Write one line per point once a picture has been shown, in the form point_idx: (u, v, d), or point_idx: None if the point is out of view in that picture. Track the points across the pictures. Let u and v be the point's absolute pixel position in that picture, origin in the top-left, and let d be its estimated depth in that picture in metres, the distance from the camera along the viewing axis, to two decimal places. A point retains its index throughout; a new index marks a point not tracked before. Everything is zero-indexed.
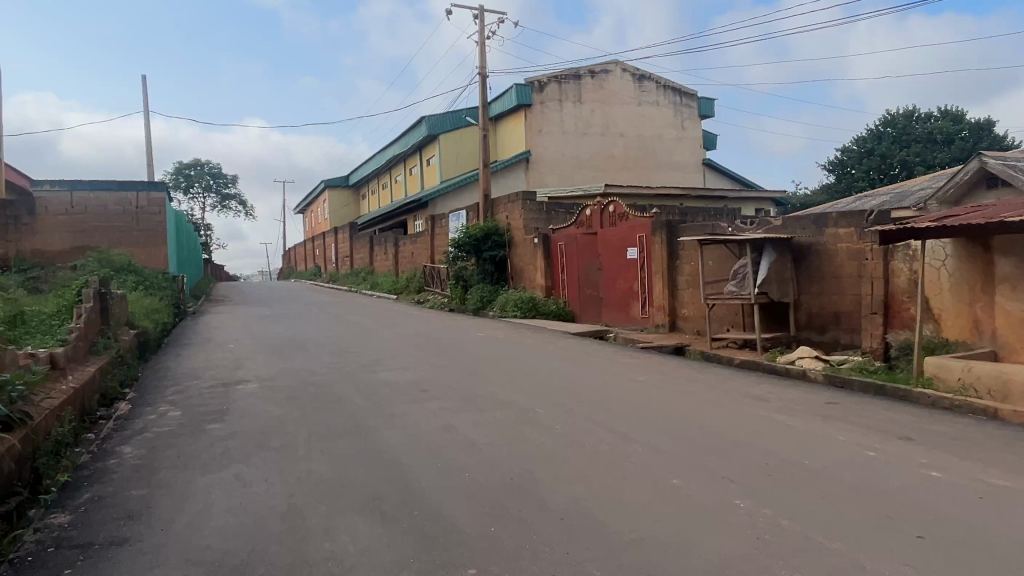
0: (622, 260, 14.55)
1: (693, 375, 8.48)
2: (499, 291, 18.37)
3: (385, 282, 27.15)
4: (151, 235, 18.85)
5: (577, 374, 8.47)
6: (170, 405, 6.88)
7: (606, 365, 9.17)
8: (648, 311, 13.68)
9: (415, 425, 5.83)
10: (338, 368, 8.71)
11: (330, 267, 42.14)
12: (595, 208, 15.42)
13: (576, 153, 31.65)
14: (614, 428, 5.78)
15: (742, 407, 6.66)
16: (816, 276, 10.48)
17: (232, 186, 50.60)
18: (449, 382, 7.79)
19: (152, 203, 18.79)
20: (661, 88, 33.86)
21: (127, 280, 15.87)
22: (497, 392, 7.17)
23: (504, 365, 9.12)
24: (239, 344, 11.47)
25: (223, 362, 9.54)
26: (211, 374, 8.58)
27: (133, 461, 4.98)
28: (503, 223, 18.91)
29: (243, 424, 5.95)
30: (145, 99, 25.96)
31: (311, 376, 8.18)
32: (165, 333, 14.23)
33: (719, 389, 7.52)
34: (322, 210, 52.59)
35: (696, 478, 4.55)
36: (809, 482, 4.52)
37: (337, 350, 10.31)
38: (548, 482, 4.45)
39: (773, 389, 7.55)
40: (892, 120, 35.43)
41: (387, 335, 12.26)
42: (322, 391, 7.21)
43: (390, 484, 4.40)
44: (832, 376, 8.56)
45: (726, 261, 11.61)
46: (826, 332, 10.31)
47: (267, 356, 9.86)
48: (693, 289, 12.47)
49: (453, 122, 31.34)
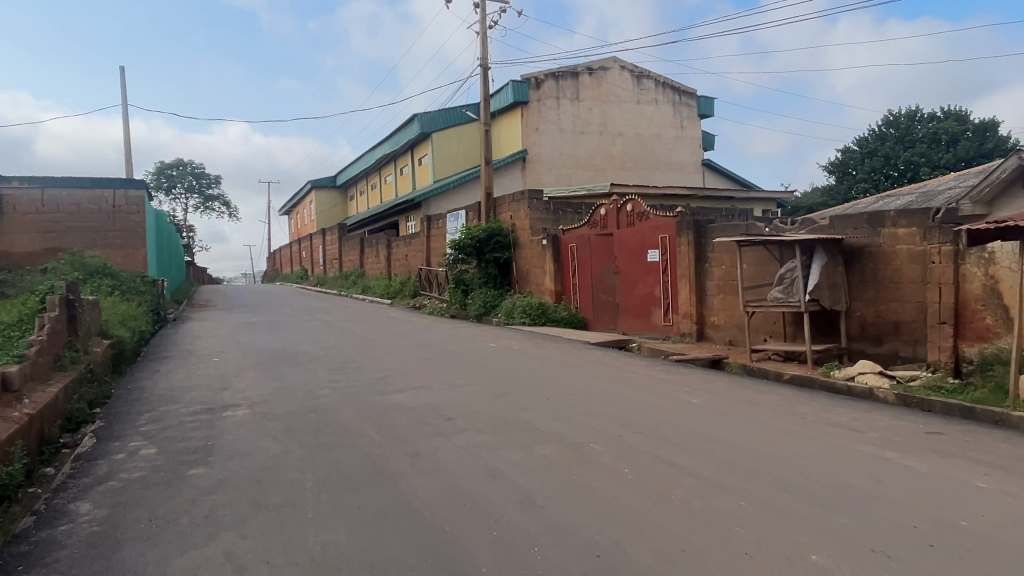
0: (640, 262, 13.48)
1: (752, 395, 7.39)
2: (503, 296, 17.25)
3: (377, 285, 25.96)
4: (129, 236, 17.54)
5: (619, 394, 7.35)
6: (143, 439, 5.66)
7: (648, 383, 8.05)
8: (671, 318, 12.64)
9: (449, 470, 4.69)
10: (343, 388, 7.53)
11: (317, 270, 40.74)
12: (609, 207, 14.32)
13: (574, 152, 30.61)
14: (698, 472, 4.67)
15: (834, 440, 5.58)
16: (870, 281, 9.48)
17: (216, 186, 49.13)
18: (476, 405, 6.65)
19: (130, 201, 17.47)
20: (660, 86, 32.92)
21: (102, 285, 14.59)
22: (537, 421, 6.04)
23: (531, 383, 8.00)
24: (225, 356, 10.26)
25: (208, 379, 8.34)
26: (194, 396, 7.36)
27: (89, 529, 3.77)
28: (507, 224, 17.79)
29: (236, 468, 4.76)
30: (123, 92, 24.54)
31: (311, 399, 6.99)
32: (143, 342, 12.98)
33: (792, 415, 6.44)
34: (308, 210, 51.16)
35: (841, 553, 3.47)
36: (988, 556, 3.44)
37: (337, 365, 9.11)
38: (648, 561, 3.34)
39: (855, 416, 6.48)
40: (895, 120, 34.60)
41: (391, 346, 11.09)
42: (328, 420, 6.03)
43: (440, 569, 3.26)
44: (907, 397, 7.50)
45: (765, 264, 10.55)
46: (883, 344, 9.32)
47: (257, 373, 8.64)
48: (725, 295, 11.42)
49: (447, 120, 30.15)
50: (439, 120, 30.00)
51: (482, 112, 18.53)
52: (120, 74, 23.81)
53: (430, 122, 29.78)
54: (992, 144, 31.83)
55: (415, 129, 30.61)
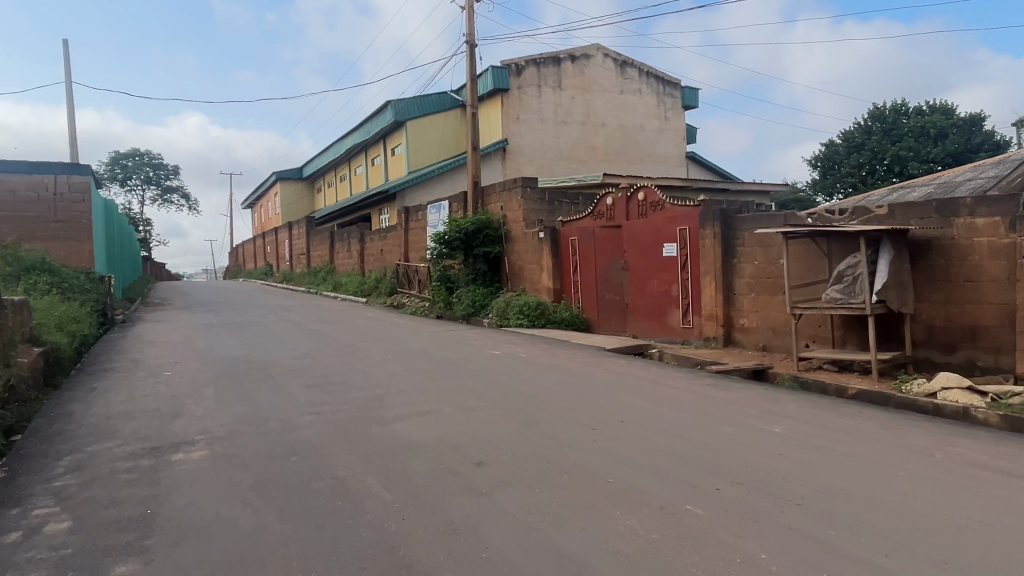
0: (655, 257, 12.09)
1: (839, 419, 5.98)
2: (493, 295, 15.74)
3: (349, 283, 24.16)
4: (73, 226, 15.50)
5: (680, 420, 5.88)
6: (55, 505, 3.98)
7: (704, 403, 6.58)
8: (692, 319, 11.30)
9: (508, 562, 3.19)
10: (329, 417, 5.92)
11: (283, 265, 38.58)
12: (616, 196, 12.88)
13: (556, 143, 29.13)
14: (868, 564, 3.23)
15: (1000, 495, 4.20)
16: (939, 279, 8.16)
17: (174, 177, 46.48)
18: (510, 441, 5.13)
19: (74, 188, 15.50)
20: (644, 75, 31.63)
21: (39, 283, 12.68)
22: (599, 468, 4.55)
23: (562, 403, 6.49)
24: (180, 369, 8.56)
25: (158, 402, 6.66)
26: (136, 428, 5.68)
27: None
28: (497, 216, 16.26)
29: (185, 564, 3.16)
30: (68, 69, 22.23)
31: (290, 433, 5.38)
32: (84, 348, 11.12)
33: (914, 451, 5.05)
34: (273, 203, 48.83)
35: None
36: None
37: (319, 381, 7.50)
38: None
39: (988, 450, 5.13)
40: (880, 113, 33.75)
41: (377, 354, 9.45)
42: (315, 470, 4.45)
43: None
44: (1017, 419, 6.19)
45: (813, 259, 9.22)
46: (956, 352, 8.04)
47: (218, 393, 6.95)
48: (759, 294, 10.10)
49: (422, 107, 28.37)
50: (415, 107, 28.24)
51: (470, 94, 16.90)
52: (64, 48, 21.51)
53: (404, 110, 27.99)
54: (979, 138, 31.11)
55: (388, 118, 28.79)
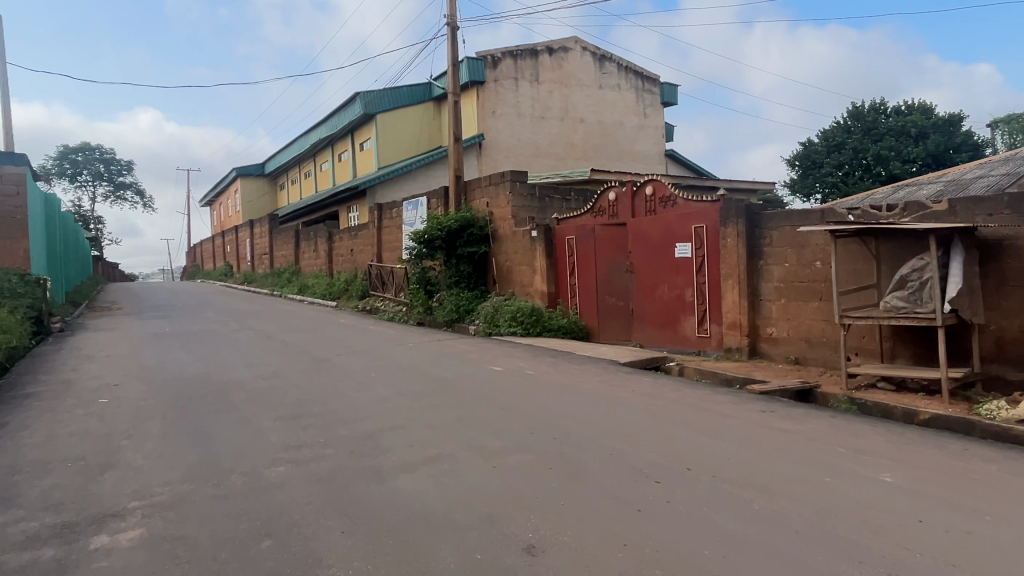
0: (665, 258, 10.90)
1: (949, 462, 4.81)
2: (478, 298, 14.43)
3: (316, 284, 22.57)
4: (5, 223, 13.67)
5: (760, 466, 4.64)
6: None
7: (773, 438, 5.36)
8: (710, 327, 10.15)
9: None
10: (309, 467, 4.53)
11: (244, 265, 36.58)
12: (621, 191, 11.68)
13: (533, 139, 27.85)
14: None
15: None
16: (1013, 284, 7.09)
17: (128, 173, 43.95)
18: (560, 505, 3.83)
19: (6, 180, 13.72)
20: (623, 71, 30.58)
21: None
22: (698, 553, 3.28)
23: (601, 441, 5.20)
24: (122, 395, 7.03)
25: (86, 446, 5.15)
26: (48, 492, 4.18)
27: None
28: (482, 213, 14.91)
29: None
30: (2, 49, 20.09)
31: (259, 498, 3.98)
32: (7, 363, 9.39)
33: None
34: (233, 201, 46.57)
35: None
36: None
37: (295, 412, 6.07)
38: None
39: None
40: (859, 112, 33.27)
41: (358, 373, 8.06)
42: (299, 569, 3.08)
43: None
44: None
45: (858, 262, 8.13)
46: None
47: (165, 431, 5.47)
48: (792, 299, 8.96)
49: (393, 99, 26.83)
50: (386, 99, 26.69)
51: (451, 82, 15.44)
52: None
53: (374, 102, 26.44)
54: (959, 139, 30.80)
55: (356, 110, 27.18)
